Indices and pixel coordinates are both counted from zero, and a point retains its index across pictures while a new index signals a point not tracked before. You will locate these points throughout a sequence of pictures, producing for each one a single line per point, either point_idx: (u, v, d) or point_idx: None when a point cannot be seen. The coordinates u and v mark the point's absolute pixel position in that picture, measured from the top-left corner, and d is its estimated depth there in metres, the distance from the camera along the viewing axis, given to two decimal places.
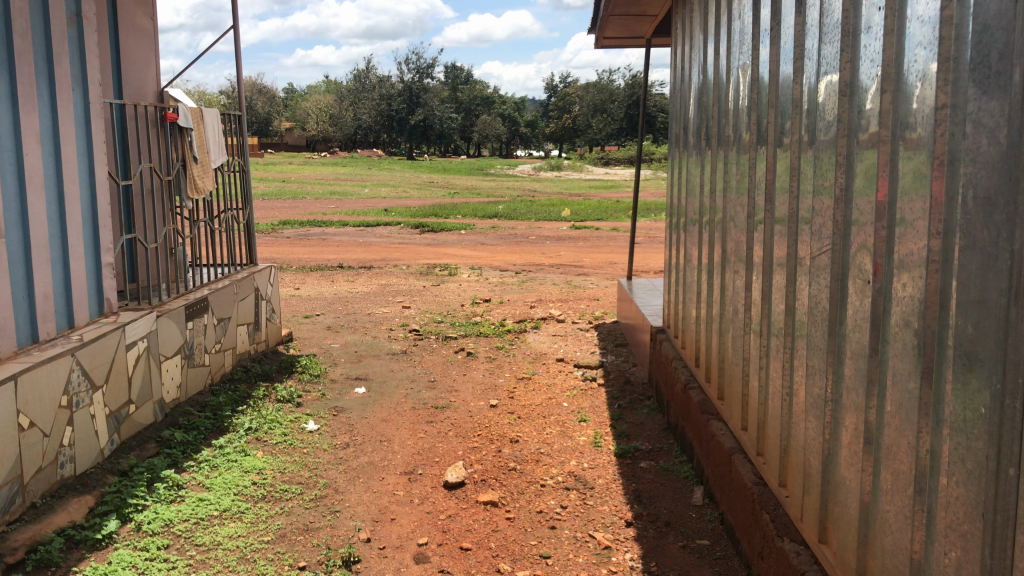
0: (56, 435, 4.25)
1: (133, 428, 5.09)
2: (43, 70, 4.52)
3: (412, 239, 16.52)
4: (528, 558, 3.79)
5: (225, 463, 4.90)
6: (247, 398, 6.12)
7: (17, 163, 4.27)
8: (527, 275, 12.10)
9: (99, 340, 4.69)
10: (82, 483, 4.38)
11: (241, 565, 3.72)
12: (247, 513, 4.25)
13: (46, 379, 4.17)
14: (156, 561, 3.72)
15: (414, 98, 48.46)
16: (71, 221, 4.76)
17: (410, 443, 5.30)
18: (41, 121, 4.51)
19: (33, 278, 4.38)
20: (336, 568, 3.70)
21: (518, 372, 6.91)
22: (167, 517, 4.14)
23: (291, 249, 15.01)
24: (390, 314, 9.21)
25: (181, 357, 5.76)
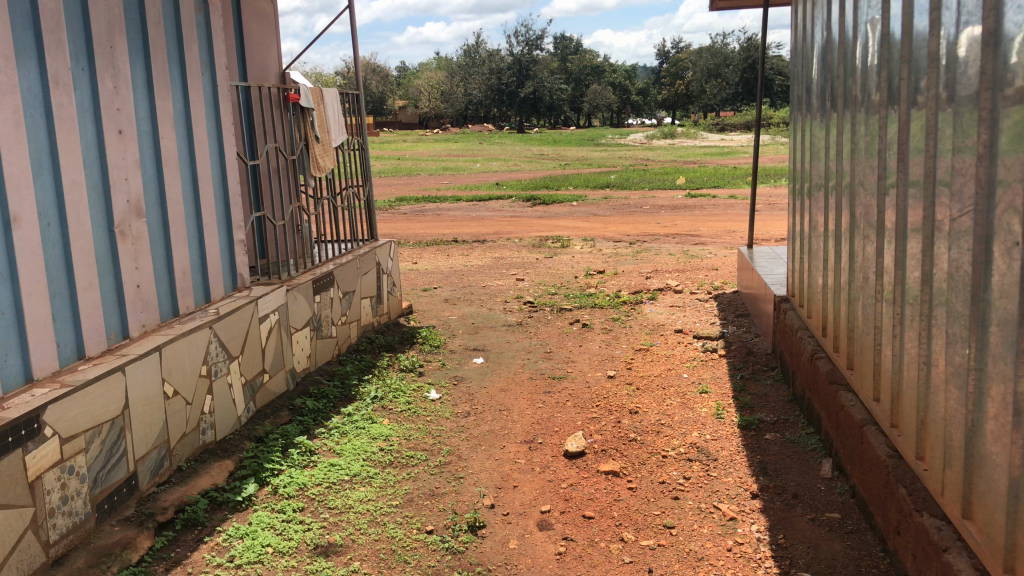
0: (197, 402, 4.56)
1: (268, 396, 5.36)
2: (176, 56, 4.86)
3: (524, 211, 16.58)
4: (652, 528, 3.79)
5: (354, 430, 5.08)
6: (372, 367, 6.33)
7: (154, 145, 4.66)
8: (640, 245, 11.98)
9: (234, 313, 4.94)
10: (222, 449, 4.70)
11: (372, 528, 3.87)
12: (376, 478, 4.41)
13: (188, 350, 4.46)
14: (293, 522, 3.93)
15: (523, 70, 48.37)
16: (205, 199, 5.09)
17: (529, 413, 5.36)
18: (175, 105, 4.85)
19: (171, 254, 4.79)
20: (462, 533, 3.80)
21: (635, 343, 6.87)
22: (302, 480, 4.35)
23: (407, 224, 15.31)
24: (505, 287, 9.28)
25: (310, 329, 6.00)
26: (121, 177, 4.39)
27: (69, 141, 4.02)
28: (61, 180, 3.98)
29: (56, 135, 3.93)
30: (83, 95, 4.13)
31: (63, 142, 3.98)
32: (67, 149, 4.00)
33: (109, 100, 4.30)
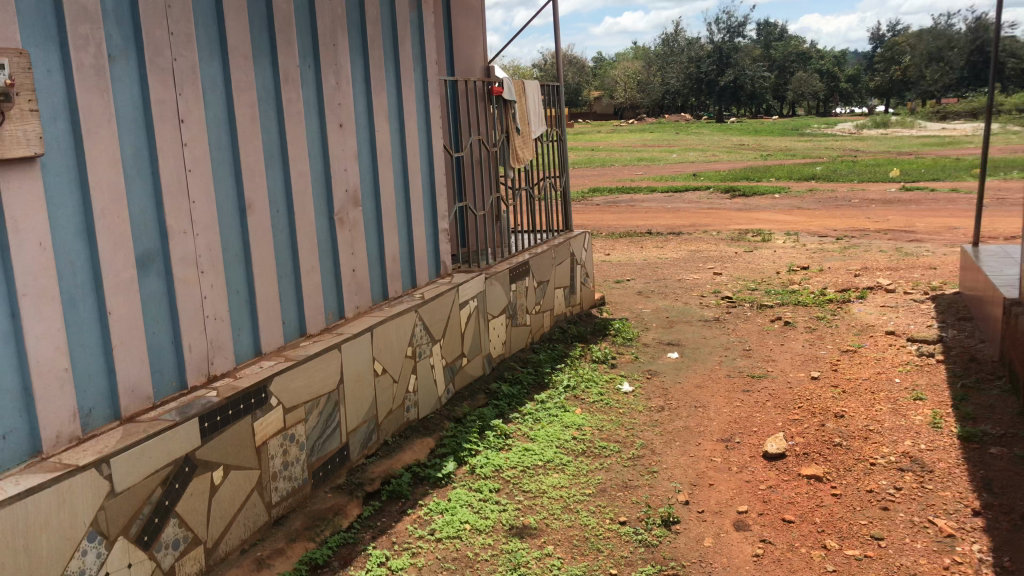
0: (403, 381, 4.85)
1: (466, 379, 5.58)
2: (391, 53, 5.14)
3: (722, 203, 16.15)
4: (858, 538, 3.60)
5: (547, 417, 5.19)
6: (566, 357, 6.41)
7: (370, 137, 4.96)
8: (848, 241, 11.35)
9: (437, 298, 5.18)
10: (424, 426, 4.98)
11: (566, 514, 3.96)
12: (569, 465, 4.49)
13: (397, 331, 4.76)
14: (489, 502, 4.13)
15: (723, 59, 47.06)
16: (413, 189, 5.36)
17: (725, 411, 5.24)
18: (389, 98, 5.13)
19: (383, 241, 5.08)
20: (656, 527, 3.79)
21: (842, 344, 6.53)
22: (497, 463, 4.54)
23: (601, 215, 15.34)
24: (701, 281, 9.10)
25: (506, 317, 6.16)
26: (341, 168, 4.69)
27: (297, 133, 4.35)
28: (289, 170, 4.31)
29: (285, 128, 4.27)
30: (310, 91, 4.46)
31: (291, 135, 4.32)
32: (294, 141, 4.34)
33: (332, 95, 4.61)
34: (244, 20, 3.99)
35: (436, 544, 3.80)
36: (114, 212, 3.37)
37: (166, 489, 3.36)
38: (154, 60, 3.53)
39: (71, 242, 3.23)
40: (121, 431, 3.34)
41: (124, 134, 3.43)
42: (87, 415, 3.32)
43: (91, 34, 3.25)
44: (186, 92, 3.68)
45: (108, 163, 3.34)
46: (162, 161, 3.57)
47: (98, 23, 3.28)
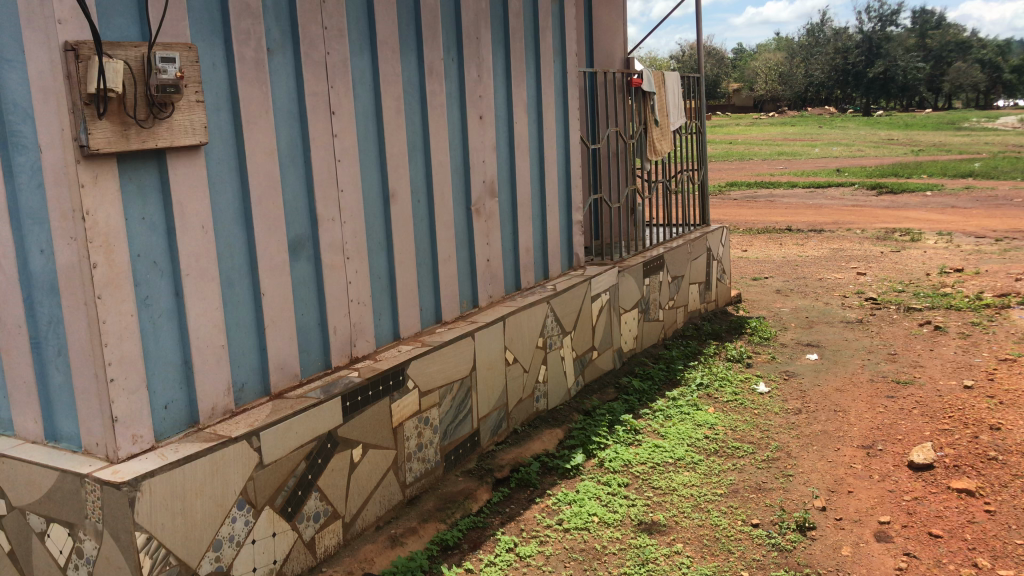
0: (533, 371, 4.91)
1: (596, 372, 5.59)
2: (531, 45, 5.18)
3: (868, 200, 15.44)
4: (1014, 558, 3.39)
5: (679, 414, 5.12)
6: (699, 354, 6.30)
7: (509, 129, 5.02)
8: (1009, 243, 10.63)
9: (570, 290, 5.20)
10: (553, 417, 5.03)
11: (696, 513, 3.91)
12: (700, 464, 4.42)
13: (529, 321, 4.82)
14: (618, 497, 4.12)
15: (874, 49, 44.92)
16: (549, 180, 5.39)
17: (867, 417, 5.02)
18: (528, 90, 5.18)
19: (518, 232, 5.14)
20: (790, 531, 3.69)
21: (999, 352, 6.13)
22: (627, 457, 4.52)
23: (739, 211, 14.96)
24: (844, 280, 8.74)
25: (638, 311, 6.12)
26: (480, 159, 4.77)
27: (439, 124, 4.46)
28: (430, 161, 4.42)
29: (428, 120, 4.38)
30: (452, 83, 4.56)
31: (434, 126, 4.43)
32: (437, 132, 4.45)
33: (474, 87, 4.69)
34: (393, 14, 4.12)
35: (564, 534, 3.83)
36: (269, 198, 3.56)
37: (308, 464, 3.53)
38: (308, 53, 3.69)
39: (230, 227, 3.43)
40: (271, 406, 3.53)
41: (280, 124, 3.61)
42: (239, 390, 3.52)
43: (253, 29, 3.44)
44: (337, 85, 3.84)
45: (264, 152, 3.52)
46: (314, 151, 3.74)
47: (259, 19, 3.46)
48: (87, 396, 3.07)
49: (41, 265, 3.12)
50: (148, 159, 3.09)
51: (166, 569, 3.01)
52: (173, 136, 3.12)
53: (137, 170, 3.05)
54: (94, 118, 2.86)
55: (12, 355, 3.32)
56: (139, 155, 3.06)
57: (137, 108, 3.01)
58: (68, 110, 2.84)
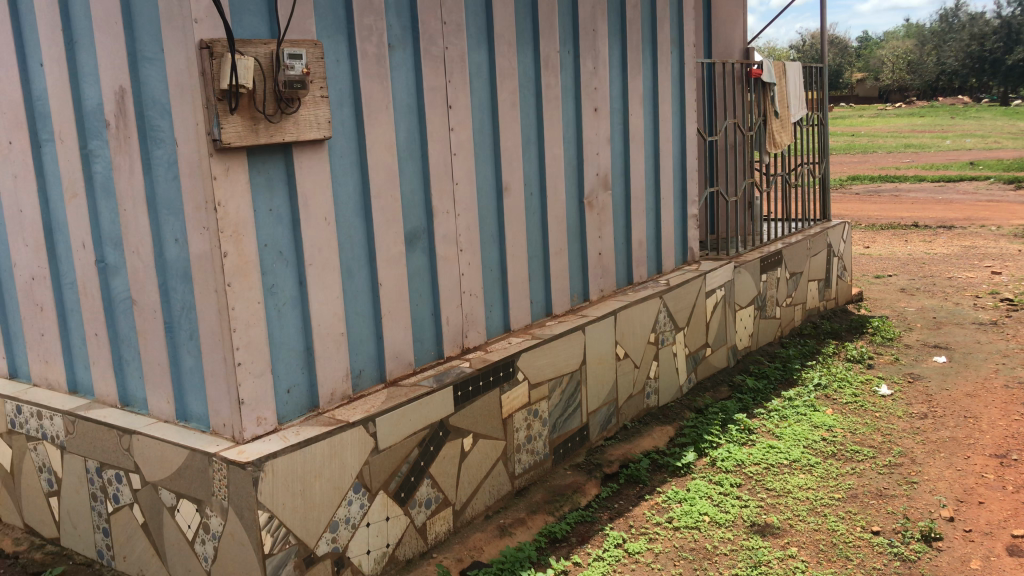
0: (644, 367, 4.87)
1: (709, 369, 5.50)
2: (648, 36, 5.12)
3: (1005, 196, 14.57)
4: None
5: (795, 415, 4.97)
6: (817, 354, 6.10)
7: (624, 122, 4.99)
8: None
9: (683, 285, 5.12)
10: (664, 414, 4.98)
11: (812, 517, 3.80)
12: (817, 467, 4.28)
13: (640, 316, 4.78)
14: (730, 497, 4.04)
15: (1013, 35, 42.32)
16: (664, 173, 5.32)
17: (1001, 425, 4.75)
18: (645, 82, 5.12)
19: (631, 225, 5.10)
20: (914, 541, 3.55)
21: None
22: (739, 457, 4.42)
23: (862, 205, 14.37)
24: (976, 280, 8.28)
25: (754, 308, 5.97)
26: (594, 151, 4.75)
27: (554, 117, 4.47)
28: (545, 154, 4.44)
29: (543, 113, 4.40)
30: (568, 75, 4.55)
31: (549, 119, 4.44)
32: (551, 125, 4.45)
33: (589, 80, 4.68)
34: (510, 8, 4.14)
35: (674, 532, 3.79)
36: (388, 191, 3.65)
37: (421, 451, 3.62)
38: (427, 48, 3.76)
39: (350, 218, 3.53)
40: (386, 393, 3.62)
41: (399, 118, 3.69)
42: (357, 376, 3.63)
43: (375, 25, 3.53)
44: (454, 79, 3.90)
45: (384, 146, 3.61)
46: (431, 144, 3.81)
47: (380, 15, 3.54)
48: (216, 378, 3.22)
49: (175, 253, 3.30)
50: (275, 152, 3.22)
51: (287, 547, 3.14)
52: (298, 130, 3.24)
53: (265, 163, 3.18)
54: (226, 113, 2.99)
55: (149, 338, 3.52)
56: (267, 149, 3.19)
57: (266, 104, 3.13)
58: (203, 106, 2.98)
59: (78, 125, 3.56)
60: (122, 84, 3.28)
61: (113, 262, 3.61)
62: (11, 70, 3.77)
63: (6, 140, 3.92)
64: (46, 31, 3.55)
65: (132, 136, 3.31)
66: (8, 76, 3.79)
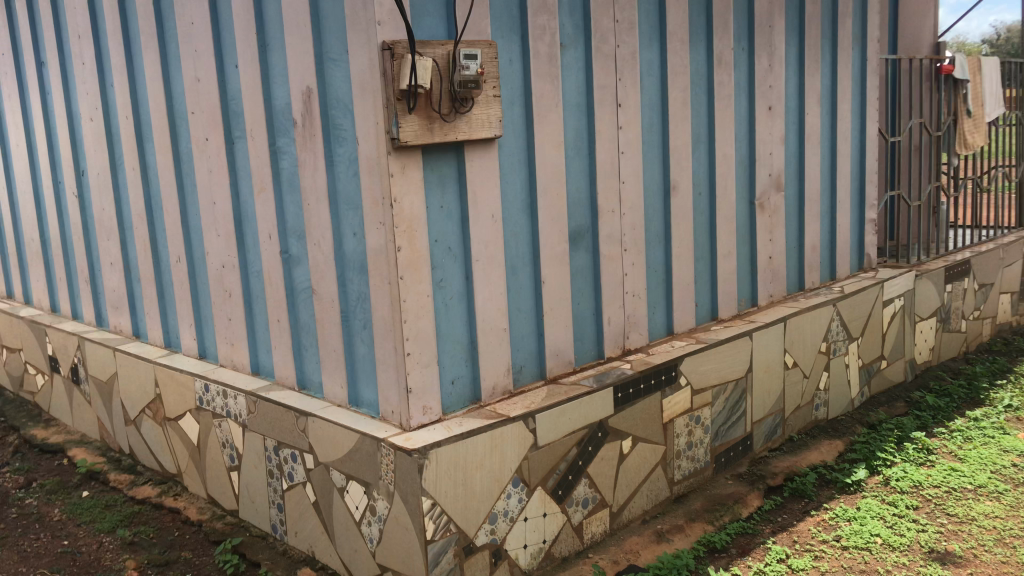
0: (814, 377, 4.68)
1: (884, 383, 5.21)
2: (829, 31, 4.90)
3: None
4: None
5: (981, 437, 4.63)
6: (1008, 372, 5.65)
7: (799, 122, 4.80)
8: None
9: (859, 293, 4.88)
10: (833, 427, 4.76)
11: (999, 548, 3.56)
12: (1006, 494, 3.98)
13: (811, 324, 4.59)
14: (905, 519, 3.84)
15: None
16: (841, 176, 5.08)
17: None
18: (823, 79, 4.91)
19: (804, 229, 4.90)
20: None
21: None
22: (917, 478, 4.18)
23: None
24: None
25: (937, 320, 5.60)
26: (767, 151, 4.60)
27: (726, 116, 4.35)
28: (715, 154, 4.33)
29: (714, 112, 4.29)
30: (742, 73, 4.43)
31: (720, 118, 4.33)
32: (723, 124, 4.35)
33: (764, 78, 4.53)
34: (684, 5, 4.07)
35: (841, 552, 3.64)
36: (555, 189, 3.67)
37: (580, 450, 3.63)
38: (599, 47, 3.75)
39: (517, 216, 3.58)
40: (546, 390, 3.65)
41: (568, 117, 3.70)
42: (518, 372, 3.67)
43: (548, 25, 3.55)
44: (624, 78, 3.87)
45: (553, 144, 3.64)
46: (599, 143, 3.80)
47: (554, 15, 3.57)
48: (386, 366, 3.35)
49: (352, 247, 3.45)
50: (448, 150, 3.31)
51: (448, 535, 3.23)
52: (471, 129, 3.31)
53: (438, 161, 3.28)
54: (404, 112, 3.09)
55: (326, 326, 3.70)
56: (441, 147, 3.28)
57: (442, 103, 3.22)
58: (383, 106, 3.10)
59: (268, 123, 3.79)
60: (309, 84, 3.46)
61: (295, 253, 3.82)
62: (210, 71, 4.06)
63: (204, 136, 4.22)
64: (242, 35, 3.79)
65: (317, 134, 3.49)
66: (207, 77, 4.09)
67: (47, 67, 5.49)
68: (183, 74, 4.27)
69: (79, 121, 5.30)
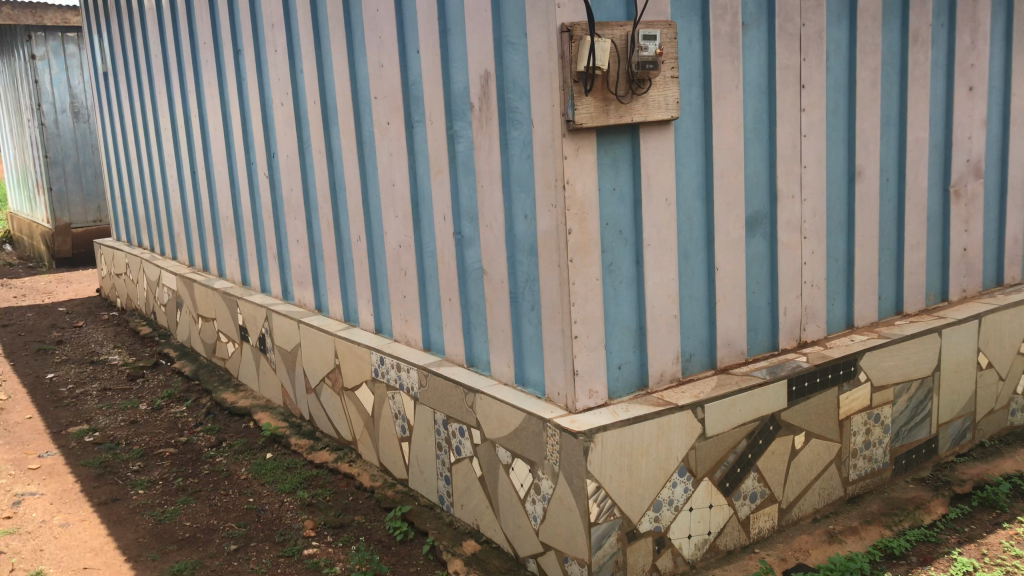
0: (1011, 381, 4.37)
1: None
2: None
3: None
4: None
5: None
6: None
7: (1004, 104, 4.44)
8: None
9: None
10: None
11: None
12: None
13: (1009, 323, 4.27)
14: None
15: None
16: None
17: None
18: None
19: (1005, 220, 4.54)
20: None
21: None
22: None
23: None
24: None
25: None
26: (965, 135, 4.29)
27: (920, 97, 4.08)
28: (906, 138, 4.08)
29: (908, 93, 4.04)
30: (940, 51, 4.14)
31: (914, 100, 4.07)
32: (917, 106, 4.08)
33: (965, 56, 4.21)
34: None
35: None
36: (732, 173, 3.56)
37: (750, 443, 3.53)
38: (783, 25, 3.60)
39: (691, 200, 3.51)
40: (716, 380, 3.56)
41: (749, 99, 3.58)
42: (687, 359, 3.60)
43: (730, 3, 3.45)
44: (810, 58, 3.71)
45: (731, 127, 3.53)
46: (781, 126, 3.66)
47: None
48: (554, 348, 3.37)
49: (524, 228, 3.49)
50: (623, 132, 3.28)
51: (611, 519, 3.23)
52: (647, 111, 3.26)
53: (612, 144, 3.25)
54: (581, 94, 3.08)
55: (496, 307, 3.77)
56: (616, 129, 3.25)
57: (618, 84, 3.18)
58: (560, 87, 3.10)
59: (446, 107, 3.89)
60: (487, 68, 3.52)
61: (468, 234, 3.91)
62: (393, 57, 4.20)
63: (385, 120, 4.38)
64: (423, 21, 3.90)
65: (493, 117, 3.55)
66: (390, 63, 4.24)
67: (244, 56, 5.86)
68: (368, 61, 4.45)
69: (271, 106, 5.65)
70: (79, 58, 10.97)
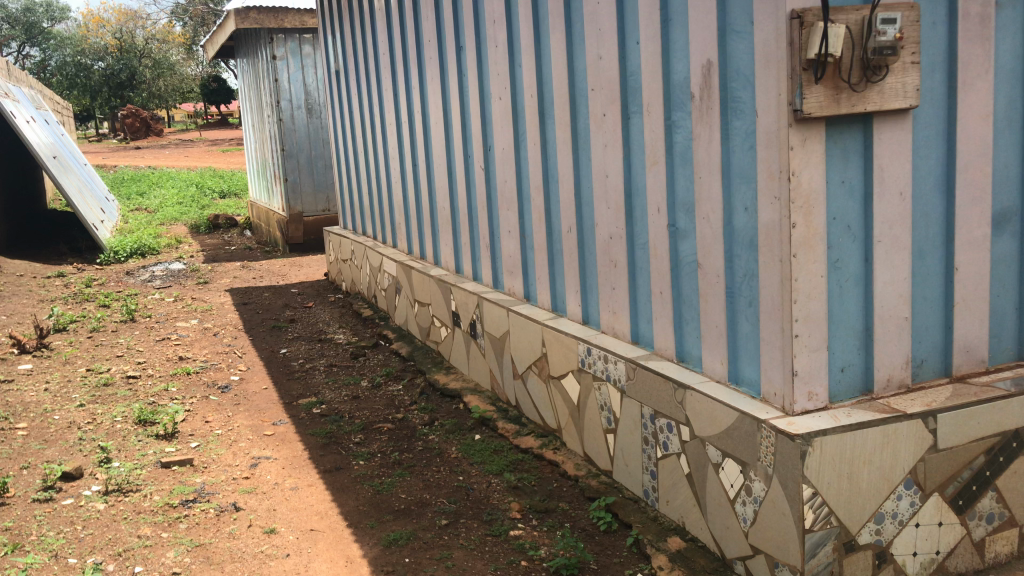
0: None
1: None
2: None
3: None
4: None
5: None
6: None
7: None
8: None
9: None
10: None
11: None
12: None
13: None
14: None
15: None
16: None
17: None
18: None
19: None
20: None
21: None
22: None
23: None
24: None
25: None
26: None
27: None
28: None
29: None
30: None
31: None
32: None
33: None
34: None
35: None
36: (977, 166, 3.29)
37: (988, 460, 3.26)
38: None
39: (929, 195, 3.26)
40: (951, 389, 3.30)
41: (1001, 84, 3.31)
42: (918, 365, 3.36)
43: None
44: None
45: (979, 116, 3.27)
46: None
47: None
48: (772, 346, 3.26)
49: (744, 221, 3.40)
50: (855, 121, 3.09)
51: (828, 527, 3.08)
52: (883, 100, 3.06)
53: (843, 134, 3.08)
54: (811, 82, 2.93)
55: (710, 302, 3.69)
56: (848, 118, 3.08)
57: (852, 72, 3.00)
58: (788, 75, 2.98)
59: (665, 98, 3.85)
60: (710, 57, 3.44)
61: (683, 227, 3.86)
62: (612, 49, 4.21)
63: (602, 112, 4.40)
64: (644, 12, 3.88)
65: (714, 107, 3.47)
66: (609, 55, 4.24)
67: (466, 52, 6.08)
68: (586, 54, 4.48)
69: (490, 100, 5.83)
70: (314, 58, 11.80)
